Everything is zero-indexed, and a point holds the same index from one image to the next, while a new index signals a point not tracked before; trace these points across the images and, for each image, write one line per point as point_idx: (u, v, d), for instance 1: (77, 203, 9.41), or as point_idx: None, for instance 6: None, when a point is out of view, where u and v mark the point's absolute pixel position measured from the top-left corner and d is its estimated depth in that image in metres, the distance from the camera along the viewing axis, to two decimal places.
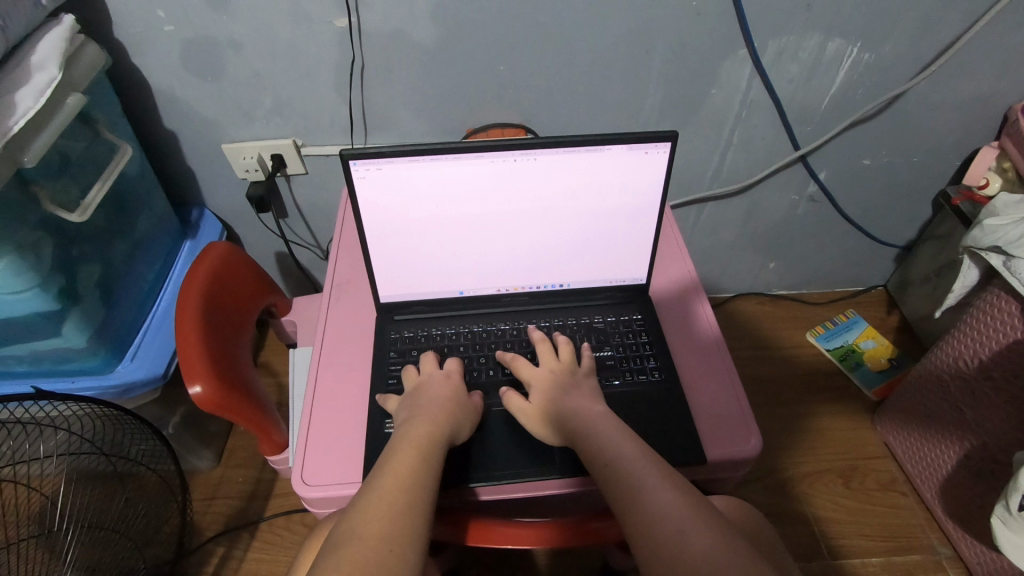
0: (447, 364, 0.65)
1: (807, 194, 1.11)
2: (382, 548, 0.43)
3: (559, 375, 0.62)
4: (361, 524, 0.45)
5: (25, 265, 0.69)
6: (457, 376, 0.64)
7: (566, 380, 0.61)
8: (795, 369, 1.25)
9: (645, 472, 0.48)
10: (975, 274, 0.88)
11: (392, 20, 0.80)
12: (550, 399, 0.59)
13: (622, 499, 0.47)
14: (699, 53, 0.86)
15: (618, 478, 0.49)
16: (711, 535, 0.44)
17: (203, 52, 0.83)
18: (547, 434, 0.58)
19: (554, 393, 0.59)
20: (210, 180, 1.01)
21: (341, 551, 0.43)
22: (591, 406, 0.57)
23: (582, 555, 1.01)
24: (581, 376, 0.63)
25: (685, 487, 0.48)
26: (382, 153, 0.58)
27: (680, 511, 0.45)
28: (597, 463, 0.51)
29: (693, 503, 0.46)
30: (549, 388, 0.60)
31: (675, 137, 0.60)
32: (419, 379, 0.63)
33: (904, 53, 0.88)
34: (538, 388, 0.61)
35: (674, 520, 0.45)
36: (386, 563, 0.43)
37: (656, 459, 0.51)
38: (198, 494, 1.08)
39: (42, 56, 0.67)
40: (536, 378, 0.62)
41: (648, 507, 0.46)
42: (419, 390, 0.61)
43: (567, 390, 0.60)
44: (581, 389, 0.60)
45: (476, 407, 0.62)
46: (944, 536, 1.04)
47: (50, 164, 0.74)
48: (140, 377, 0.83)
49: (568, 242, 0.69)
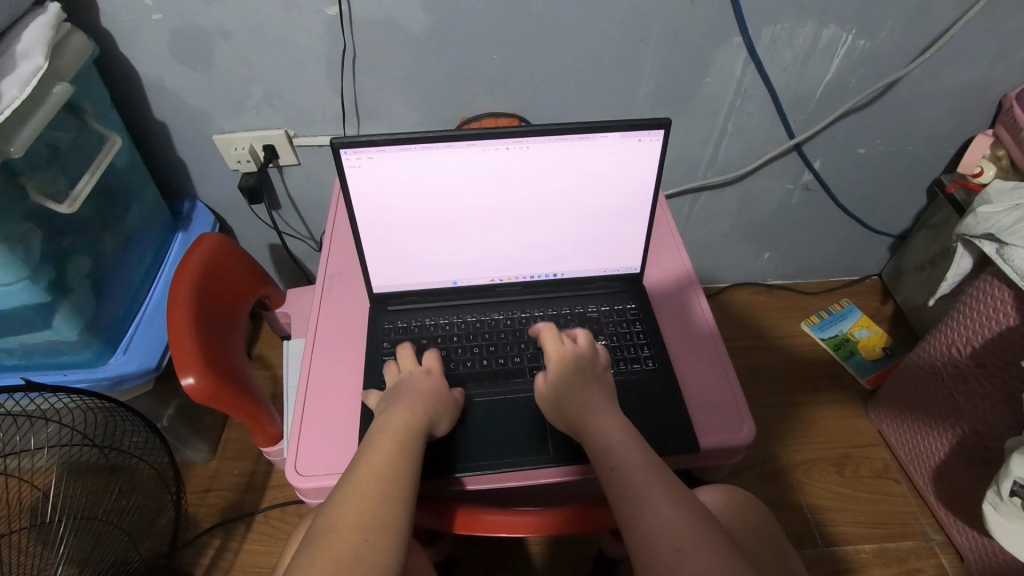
0: (424, 360, 0.65)
1: (801, 183, 1.10)
2: (358, 538, 0.43)
3: (581, 360, 0.60)
4: (338, 516, 0.44)
5: (13, 256, 0.68)
6: (437, 373, 0.63)
7: (587, 369, 0.59)
8: (789, 358, 1.26)
9: (641, 471, 0.49)
10: (968, 262, 0.88)
11: (382, 9, 0.79)
12: (567, 383, 0.58)
13: (621, 507, 0.47)
14: (692, 41, 0.86)
15: (616, 477, 0.49)
16: (706, 548, 0.44)
17: (192, 42, 0.82)
18: (555, 419, 0.58)
19: (573, 380, 0.58)
20: (202, 171, 1.00)
21: (318, 544, 0.43)
22: (596, 399, 0.56)
23: (578, 545, 1.02)
24: (602, 366, 0.61)
25: (681, 488, 0.48)
26: (373, 142, 0.58)
27: (677, 522, 0.45)
28: (600, 461, 0.51)
29: (689, 506, 0.46)
30: (569, 372, 0.58)
31: (668, 125, 0.59)
32: (400, 375, 0.63)
33: (899, 40, 0.87)
34: (557, 368, 0.59)
35: (673, 534, 0.45)
36: (362, 553, 0.42)
37: (654, 456, 0.51)
38: (194, 486, 1.08)
39: (28, 45, 0.67)
40: (558, 356, 0.60)
41: (646, 509, 0.46)
42: (398, 384, 0.61)
43: (586, 380, 0.58)
44: (598, 381, 0.59)
45: (456, 403, 0.61)
46: (936, 522, 1.05)
47: (38, 155, 0.73)
48: (132, 369, 0.83)
49: (560, 231, 0.68)
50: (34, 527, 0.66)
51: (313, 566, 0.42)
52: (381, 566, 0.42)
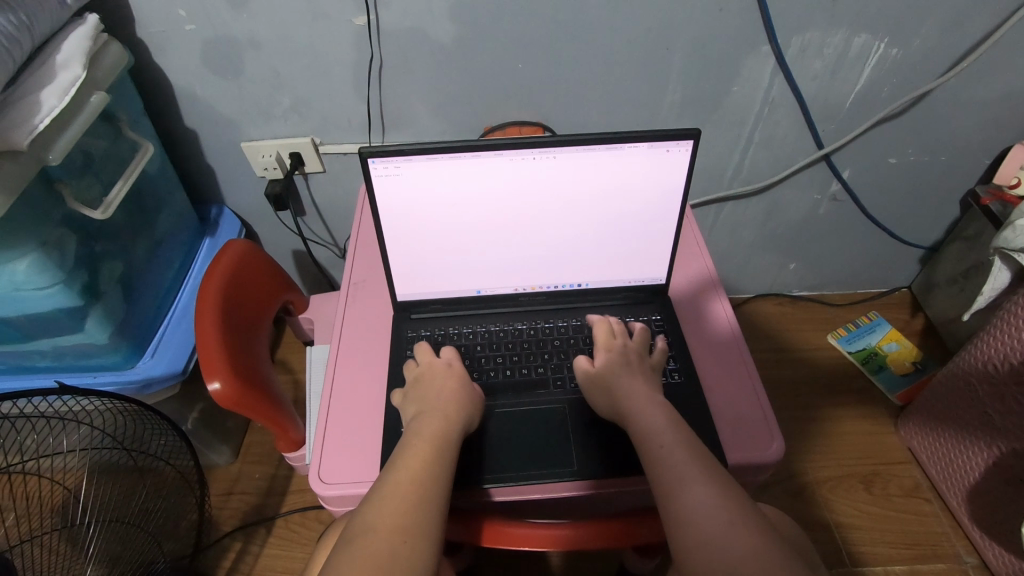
0: (444, 353, 0.64)
1: (829, 194, 1.08)
2: (396, 540, 0.43)
3: (630, 349, 0.61)
4: (376, 517, 0.45)
5: (49, 261, 0.70)
6: (457, 365, 0.62)
7: (636, 360, 0.60)
8: (815, 372, 1.23)
9: (684, 455, 0.48)
10: (1005, 275, 0.87)
11: (410, 17, 0.80)
12: (614, 366, 0.58)
13: (662, 487, 0.47)
14: (720, 51, 0.85)
15: (661, 458, 0.48)
16: (751, 534, 0.43)
17: (223, 51, 0.83)
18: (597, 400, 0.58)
19: (620, 363, 0.58)
20: (230, 179, 1.02)
21: (358, 543, 0.43)
22: (647, 388, 0.56)
23: (598, 557, 1.01)
24: (649, 360, 0.61)
25: (723, 476, 0.47)
26: (400, 152, 0.58)
27: (719, 506, 0.44)
28: (643, 440, 0.51)
29: (731, 493, 0.45)
30: (619, 358, 0.59)
31: (697, 135, 0.58)
32: (421, 369, 0.62)
33: (933, 49, 0.85)
34: (609, 355, 0.59)
35: (715, 515, 0.44)
36: (399, 557, 0.43)
37: (698, 444, 0.50)
38: (216, 489, 1.09)
39: (67, 55, 0.68)
40: (608, 345, 0.61)
41: (686, 492, 0.45)
42: (422, 380, 0.60)
43: (632, 367, 0.58)
44: (647, 372, 0.59)
45: (479, 394, 0.61)
46: (970, 544, 1.01)
47: (74, 162, 0.75)
48: (159, 373, 0.84)
49: (586, 240, 0.68)
50: (65, 528, 0.67)
51: (348, 568, 0.42)
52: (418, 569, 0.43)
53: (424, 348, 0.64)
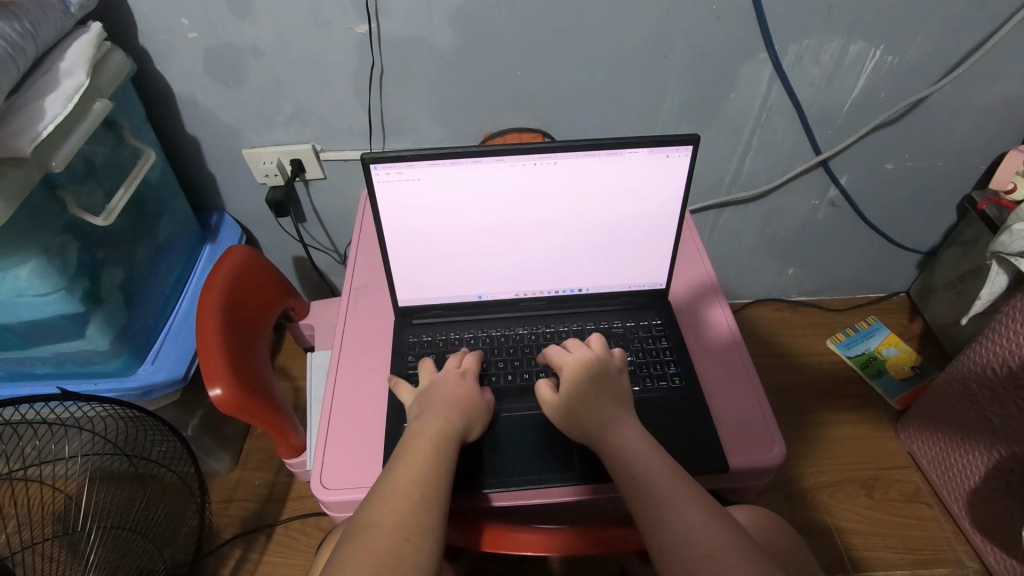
0: (466, 361, 0.65)
1: (827, 199, 1.09)
2: (400, 538, 0.44)
3: (592, 365, 0.59)
4: (378, 515, 0.45)
5: (51, 267, 0.70)
6: (472, 377, 0.63)
7: (599, 373, 0.58)
8: (814, 377, 1.23)
9: (669, 482, 0.48)
10: (1003, 280, 0.87)
11: (411, 25, 0.81)
12: (580, 392, 0.57)
13: (647, 515, 0.47)
14: (718, 58, 0.86)
15: (642, 487, 0.49)
16: (737, 553, 0.44)
17: (225, 59, 0.84)
18: (566, 426, 0.57)
19: (585, 388, 0.57)
20: (231, 186, 1.02)
21: (360, 542, 0.43)
22: (613, 411, 0.55)
23: (598, 562, 1.00)
24: (615, 369, 0.60)
25: (709, 498, 0.48)
26: (403, 157, 0.58)
27: (707, 529, 0.45)
28: (621, 471, 0.51)
29: (718, 515, 0.46)
30: (579, 379, 0.57)
31: (698, 141, 0.59)
32: (435, 375, 0.62)
33: (928, 56, 0.86)
34: (568, 377, 0.58)
35: (702, 539, 0.44)
36: (403, 555, 0.43)
37: (679, 469, 0.50)
38: (215, 496, 1.08)
39: (70, 62, 0.69)
40: (566, 366, 0.58)
41: (675, 519, 0.46)
42: (431, 385, 0.60)
43: (598, 386, 0.57)
44: (614, 386, 0.58)
45: (488, 405, 0.62)
46: (972, 550, 1.01)
47: (77, 169, 0.75)
48: (160, 379, 0.84)
49: (587, 245, 0.68)
50: (64, 535, 0.66)
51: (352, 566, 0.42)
52: (420, 567, 0.43)
53: (455, 360, 0.64)
